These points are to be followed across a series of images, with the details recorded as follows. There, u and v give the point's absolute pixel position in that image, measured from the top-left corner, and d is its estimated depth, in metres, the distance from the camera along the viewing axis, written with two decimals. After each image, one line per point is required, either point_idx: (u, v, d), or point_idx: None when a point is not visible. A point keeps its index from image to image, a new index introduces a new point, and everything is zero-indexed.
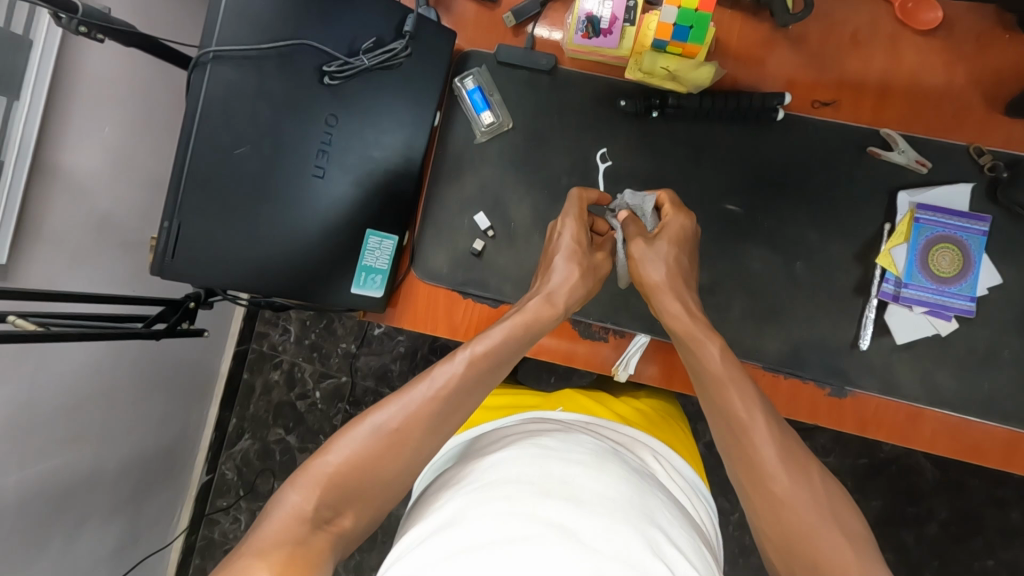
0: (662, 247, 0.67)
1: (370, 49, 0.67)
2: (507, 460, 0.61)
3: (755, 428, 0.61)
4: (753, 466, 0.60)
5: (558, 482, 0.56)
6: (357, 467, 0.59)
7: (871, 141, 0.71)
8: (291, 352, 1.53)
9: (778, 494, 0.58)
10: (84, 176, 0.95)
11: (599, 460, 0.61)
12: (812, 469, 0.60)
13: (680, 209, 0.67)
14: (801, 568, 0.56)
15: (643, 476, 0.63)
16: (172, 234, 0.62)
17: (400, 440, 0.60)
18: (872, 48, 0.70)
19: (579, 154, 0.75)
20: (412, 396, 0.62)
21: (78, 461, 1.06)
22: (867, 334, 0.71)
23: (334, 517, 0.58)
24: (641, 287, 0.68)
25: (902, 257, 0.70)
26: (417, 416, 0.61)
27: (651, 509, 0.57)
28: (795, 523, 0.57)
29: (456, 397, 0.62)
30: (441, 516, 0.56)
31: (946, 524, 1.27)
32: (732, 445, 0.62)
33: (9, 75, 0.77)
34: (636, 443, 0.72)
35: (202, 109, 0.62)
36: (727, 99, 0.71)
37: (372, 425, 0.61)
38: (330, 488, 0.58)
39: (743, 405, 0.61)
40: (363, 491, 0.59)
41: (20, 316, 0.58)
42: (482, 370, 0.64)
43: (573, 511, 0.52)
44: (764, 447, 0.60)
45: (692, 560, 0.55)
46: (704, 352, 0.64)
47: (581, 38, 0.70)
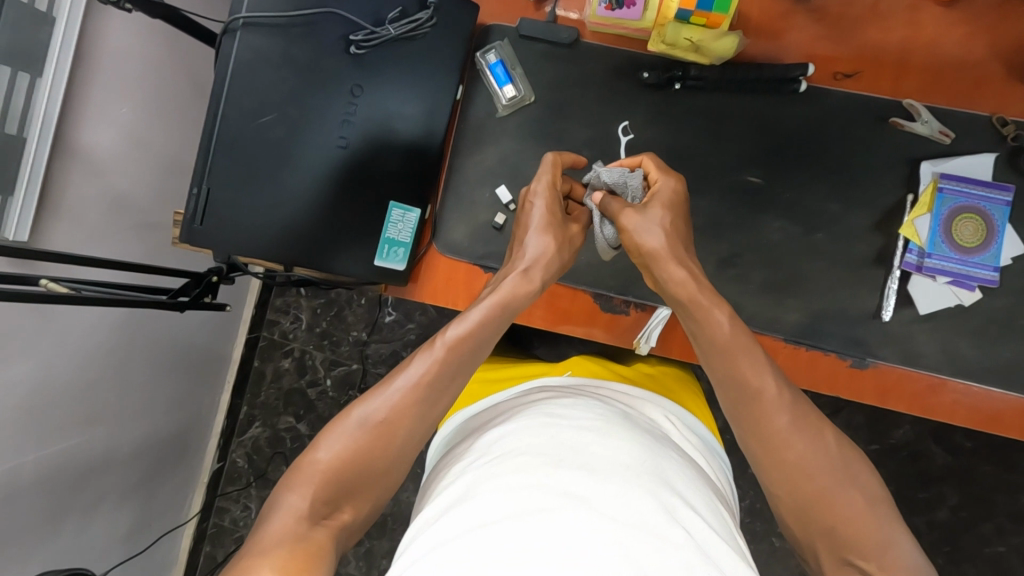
0: (653, 214, 0.64)
1: (396, 18, 0.68)
2: (515, 429, 0.60)
3: (766, 396, 0.62)
4: (767, 438, 0.62)
5: (569, 450, 0.56)
6: (347, 460, 0.61)
7: (894, 112, 0.71)
8: (301, 339, 1.53)
9: (792, 461, 0.61)
10: (102, 156, 0.96)
11: (610, 423, 0.60)
12: (825, 433, 0.62)
13: (669, 173, 0.66)
14: (817, 529, 0.60)
15: (655, 439, 0.62)
16: (201, 200, 0.65)
17: (389, 430, 0.62)
18: (895, 19, 0.70)
19: (600, 126, 0.75)
20: (394, 389, 0.63)
21: (93, 442, 1.06)
22: (889, 304, 0.71)
23: (334, 511, 0.60)
24: (638, 255, 0.65)
25: (925, 227, 0.70)
26: (400, 408, 0.63)
27: (665, 470, 0.57)
28: (809, 489, 0.60)
29: (438, 383, 0.64)
30: (456, 491, 0.56)
31: (957, 509, 1.27)
32: (739, 414, 0.64)
33: (32, 51, 0.78)
34: (649, 408, 0.72)
35: (231, 76, 0.64)
36: (749, 70, 0.71)
37: (358, 419, 0.63)
38: (324, 483, 0.60)
39: (755, 374, 0.62)
40: (358, 483, 0.62)
41: (52, 281, 0.61)
42: (465, 353, 0.65)
43: (588, 479, 0.52)
44: (777, 418, 0.62)
45: (708, 517, 0.55)
46: (714, 320, 0.62)
47: (604, 10, 0.71)
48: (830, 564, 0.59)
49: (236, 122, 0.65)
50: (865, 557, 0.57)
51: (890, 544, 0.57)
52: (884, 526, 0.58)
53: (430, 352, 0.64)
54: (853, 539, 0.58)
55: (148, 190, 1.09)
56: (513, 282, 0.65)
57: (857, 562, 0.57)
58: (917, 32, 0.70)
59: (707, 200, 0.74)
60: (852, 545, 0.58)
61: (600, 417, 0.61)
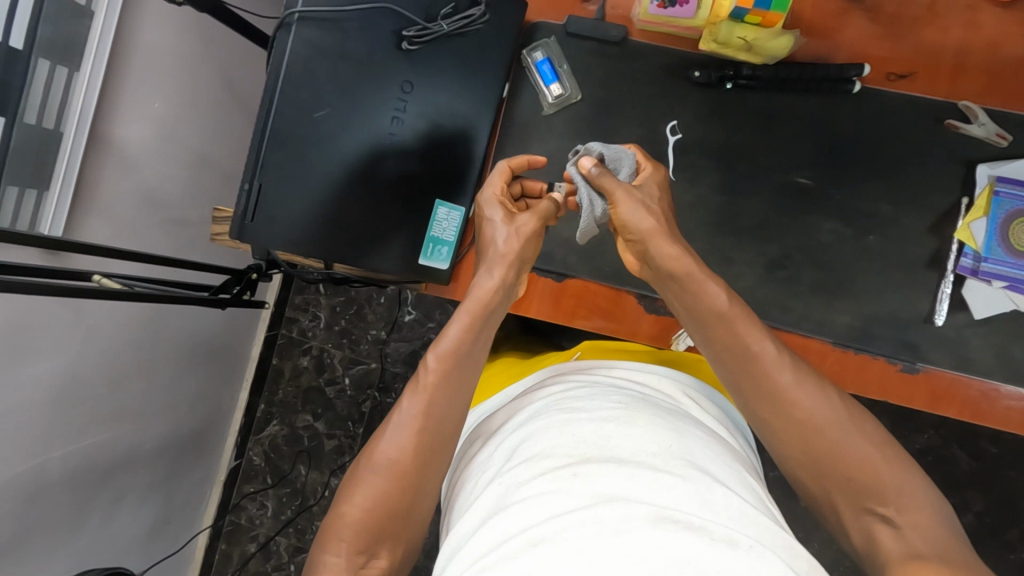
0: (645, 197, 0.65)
1: (449, 14, 0.68)
2: (535, 428, 0.58)
3: (767, 357, 0.60)
4: (773, 397, 0.59)
5: (594, 446, 0.54)
6: (373, 508, 0.59)
7: (949, 114, 0.70)
8: (320, 337, 1.51)
9: (800, 419, 0.58)
10: (135, 149, 0.95)
11: (631, 411, 0.58)
12: (830, 388, 0.60)
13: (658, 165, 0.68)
14: (833, 486, 0.57)
15: (678, 418, 0.60)
16: (253, 196, 0.65)
17: (403, 471, 0.60)
18: (951, 19, 0.69)
19: (648, 125, 0.74)
20: (394, 428, 0.61)
21: (118, 438, 1.05)
22: (942, 309, 0.70)
23: (371, 559, 0.59)
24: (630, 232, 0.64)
25: (980, 231, 0.70)
26: (407, 446, 0.60)
27: (692, 451, 0.55)
28: (820, 445, 0.57)
29: (437, 413, 0.62)
30: (487, 499, 0.54)
31: (982, 515, 1.26)
32: (744, 381, 0.61)
33: (70, 44, 0.77)
34: (666, 383, 0.67)
35: (285, 70, 0.64)
36: (804, 69, 0.70)
37: (371, 466, 0.60)
38: (355, 536, 0.58)
39: (754, 339, 0.60)
40: (392, 527, 0.60)
41: (106, 277, 0.61)
42: (455, 374, 0.62)
43: (616, 474, 0.50)
44: (780, 377, 0.59)
45: (742, 493, 0.53)
46: (709, 293, 0.61)
47: (656, 8, 0.70)
48: (848, 514, 0.56)
49: (289, 117, 0.64)
50: (883, 503, 0.54)
51: (906, 487, 0.54)
52: (898, 470, 0.55)
53: (418, 389, 0.62)
54: (868, 488, 0.55)
55: (178, 186, 1.08)
56: (483, 295, 0.64)
57: (876, 509, 0.55)
58: (972, 32, 0.69)
59: (756, 200, 0.73)
60: (868, 492, 0.55)
61: (619, 404, 0.59)
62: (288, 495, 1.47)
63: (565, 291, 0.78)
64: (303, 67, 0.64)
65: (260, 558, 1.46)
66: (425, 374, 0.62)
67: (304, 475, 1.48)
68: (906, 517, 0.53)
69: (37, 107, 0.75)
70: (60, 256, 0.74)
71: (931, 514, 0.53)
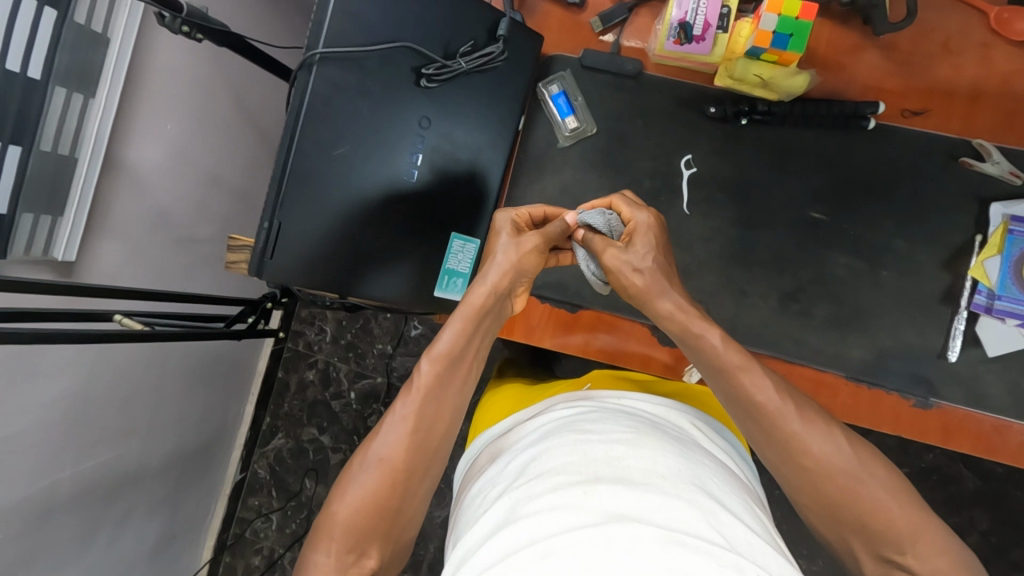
0: (638, 250, 0.64)
1: (467, 52, 0.68)
2: (546, 448, 0.58)
3: (772, 404, 0.59)
4: (781, 446, 0.59)
5: (605, 466, 0.53)
6: (362, 508, 0.59)
7: (962, 151, 0.71)
8: (325, 351, 1.51)
9: (812, 466, 0.58)
10: (148, 171, 0.95)
11: (639, 434, 0.58)
12: (838, 430, 0.59)
13: (643, 206, 0.66)
14: (850, 532, 0.57)
15: (686, 445, 0.60)
16: (273, 235, 0.63)
17: (394, 470, 0.60)
18: (965, 56, 0.70)
19: (663, 158, 0.75)
20: (389, 426, 0.61)
21: (127, 456, 1.05)
22: (955, 345, 0.70)
23: (359, 558, 0.59)
24: (628, 293, 0.66)
25: (994, 269, 0.70)
26: (400, 443, 0.60)
27: (702, 478, 0.54)
28: (830, 489, 0.57)
29: (428, 414, 0.62)
30: (496, 513, 0.54)
31: (987, 534, 1.26)
32: (754, 427, 0.60)
33: (86, 73, 0.77)
34: (672, 414, 0.66)
35: (308, 106, 0.62)
36: (818, 106, 0.71)
37: (363, 464, 0.60)
38: (345, 534, 0.58)
39: (756, 387, 0.60)
40: (379, 530, 0.59)
41: (126, 316, 0.59)
42: (448, 380, 0.63)
43: (626, 493, 0.50)
44: (797, 433, 0.58)
45: (747, 520, 0.52)
46: (706, 343, 0.61)
47: (672, 45, 0.69)
48: (866, 560, 0.57)
49: (311, 155, 0.63)
50: (900, 552, 0.55)
51: (923, 532, 0.55)
52: (915, 513, 0.56)
53: (411, 391, 0.62)
54: (885, 537, 0.55)
55: (190, 205, 1.08)
56: (460, 318, 0.63)
57: (893, 557, 0.55)
58: (987, 71, 0.70)
59: (771, 234, 0.74)
60: (885, 541, 0.55)
61: (629, 429, 0.59)
62: (293, 509, 1.47)
63: (579, 321, 0.78)
64: (326, 106, 0.63)
65: (265, 571, 1.46)
66: (416, 378, 0.62)
67: (310, 489, 1.48)
68: (925, 566, 0.54)
69: (53, 134, 0.75)
70: (80, 300, 0.75)
71: (948, 558, 0.54)
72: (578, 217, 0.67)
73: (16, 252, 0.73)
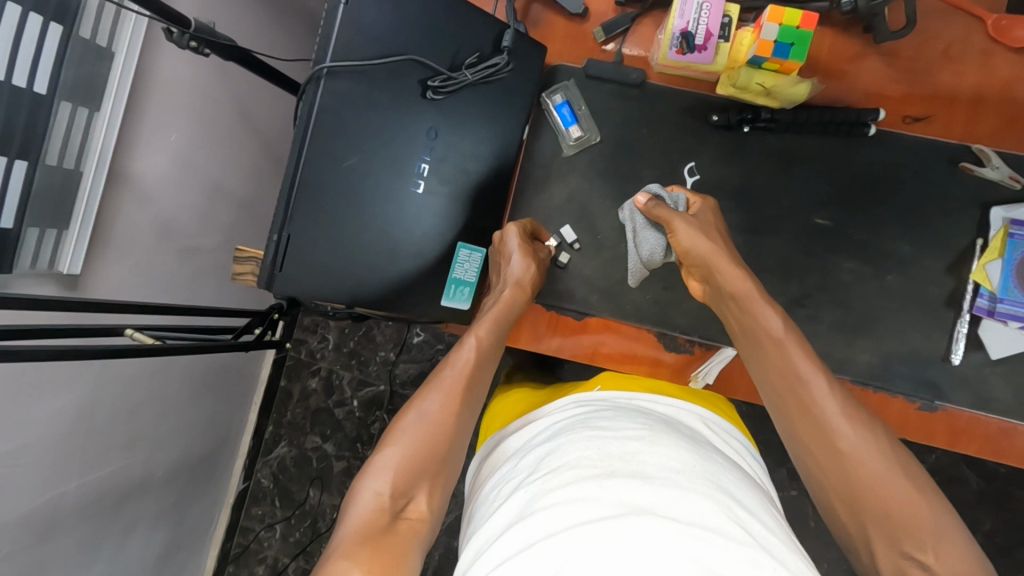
0: (703, 228, 0.67)
1: (473, 64, 0.69)
2: (563, 443, 0.59)
3: (816, 386, 0.60)
4: (817, 426, 0.59)
5: (620, 461, 0.54)
6: (417, 450, 0.60)
7: (963, 157, 0.72)
8: (329, 358, 1.51)
9: (842, 449, 0.57)
10: (152, 182, 0.95)
11: (654, 431, 0.58)
12: (877, 425, 0.59)
13: (706, 196, 0.70)
14: (872, 524, 0.55)
15: (701, 443, 0.59)
16: (282, 247, 0.64)
17: (446, 422, 0.63)
18: (967, 63, 0.71)
19: (668, 167, 0.76)
20: (444, 381, 0.66)
21: (131, 466, 1.05)
22: (959, 349, 0.71)
23: (410, 502, 0.58)
24: (695, 263, 0.67)
25: (996, 272, 0.71)
26: (452, 398, 0.65)
27: (717, 473, 0.54)
28: (862, 475, 0.56)
29: (476, 379, 0.67)
30: (513, 506, 0.54)
31: (991, 534, 1.27)
32: (793, 409, 0.61)
33: (92, 86, 0.78)
34: (687, 414, 0.67)
35: (316, 119, 0.63)
36: (821, 113, 0.71)
37: (418, 413, 0.63)
38: (402, 472, 0.59)
39: (806, 366, 0.61)
40: (431, 474, 0.60)
41: (138, 330, 0.59)
42: (489, 356, 0.69)
43: (641, 487, 0.50)
44: (833, 419, 0.59)
45: (762, 516, 0.52)
46: (765, 319, 0.63)
47: (674, 54, 0.70)
48: (884, 554, 0.54)
49: (320, 167, 0.64)
50: (922, 548, 0.52)
51: (944, 531, 0.53)
52: (936, 514, 0.54)
53: (460, 359, 0.67)
54: (907, 526, 0.53)
55: (193, 215, 1.08)
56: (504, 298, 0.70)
57: (914, 553, 0.53)
58: (988, 77, 0.71)
59: (775, 241, 0.74)
60: (908, 534, 0.53)
61: (643, 426, 0.59)
62: (297, 518, 1.47)
63: (588, 327, 0.78)
64: (333, 117, 0.63)
65: None
66: (463, 348, 0.68)
67: (314, 498, 1.48)
68: (944, 564, 0.51)
69: (59, 148, 0.75)
70: (86, 320, 0.75)
71: (967, 559, 0.52)
72: (647, 185, 0.69)
73: (23, 265, 0.74)
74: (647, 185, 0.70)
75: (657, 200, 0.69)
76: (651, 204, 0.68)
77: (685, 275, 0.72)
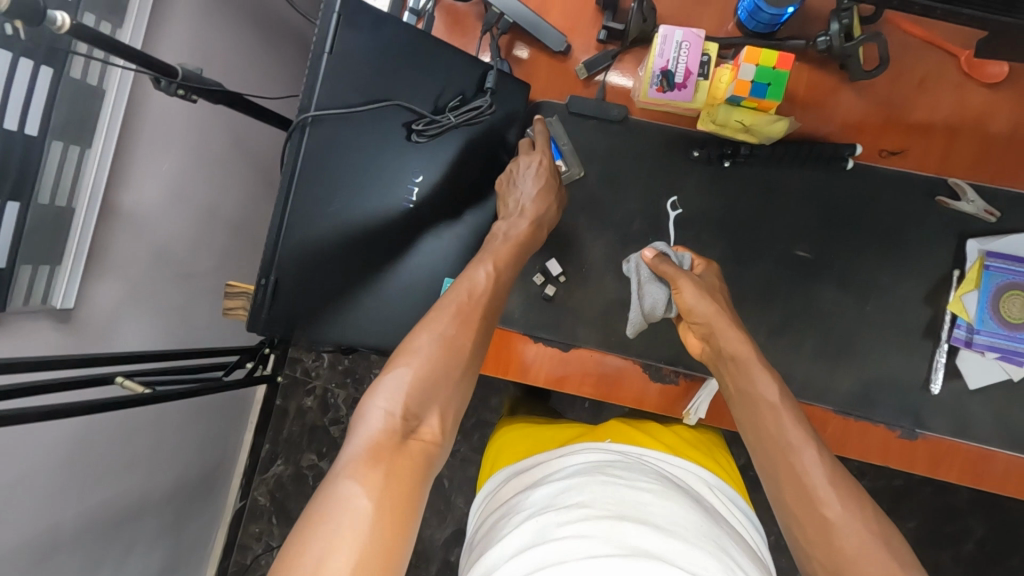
0: (705, 289, 0.67)
1: (456, 106, 0.70)
2: (574, 483, 0.61)
3: (805, 453, 0.59)
4: (803, 492, 0.58)
5: (631, 508, 0.56)
6: (427, 375, 0.59)
7: (939, 189, 0.73)
8: (324, 377, 1.52)
9: (830, 519, 0.56)
10: (145, 213, 0.95)
11: (665, 488, 0.60)
12: (868, 504, 0.57)
13: (711, 262, 0.72)
14: None
15: (706, 508, 0.61)
16: (269, 292, 0.65)
17: (458, 348, 0.61)
18: (942, 97, 0.72)
19: (650, 200, 0.77)
20: (457, 305, 0.63)
21: (128, 491, 1.06)
22: (937, 377, 0.73)
23: (420, 424, 0.57)
24: (698, 325, 0.67)
25: (973, 303, 0.72)
26: (465, 324, 0.63)
27: (721, 537, 0.56)
28: (846, 547, 0.54)
29: (489, 306, 0.65)
30: (523, 534, 0.56)
31: (982, 543, 1.28)
32: (783, 478, 0.60)
33: (83, 125, 0.78)
34: (692, 477, 0.69)
35: (301, 166, 0.63)
36: (799, 147, 0.73)
37: (429, 336, 0.61)
38: (412, 395, 0.58)
39: (794, 432, 0.60)
40: (440, 400, 0.59)
41: (128, 379, 0.59)
42: (502, 284, 0.67)
43: (652, 535, 0.52)
44: (820, 487, 0.57)
45: None
46: (758, 384, 0.62)
47: (654, 92, 0.71)
48: None
49: (306, 212, 0.65)
50: None
51: None
52: None
53: (472, 284, 0.65)
54: None
55: (187, 242, 1.08)
56: (521, 228, 0.70)
57: None
58: (962, 111, 0.72)
59: (757, 272, 0.76)
60: None
61: (655, 481, 0.61)
62: None
63: (573, 359, 0.77)
64: (318, 162, 0.64)
65: None
66: (477, 276, 0.66)
67: None
68: None
69: (50, 187, 0.76)
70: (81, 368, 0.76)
71: None
72: (654, 243, 0.70)
73: (15, 304, 0.74)
74: (654, 244, 0.71)
75: (666, 259, 0.69)
76: (659, 261, 0.69)
77: (685, 331, 0.72)
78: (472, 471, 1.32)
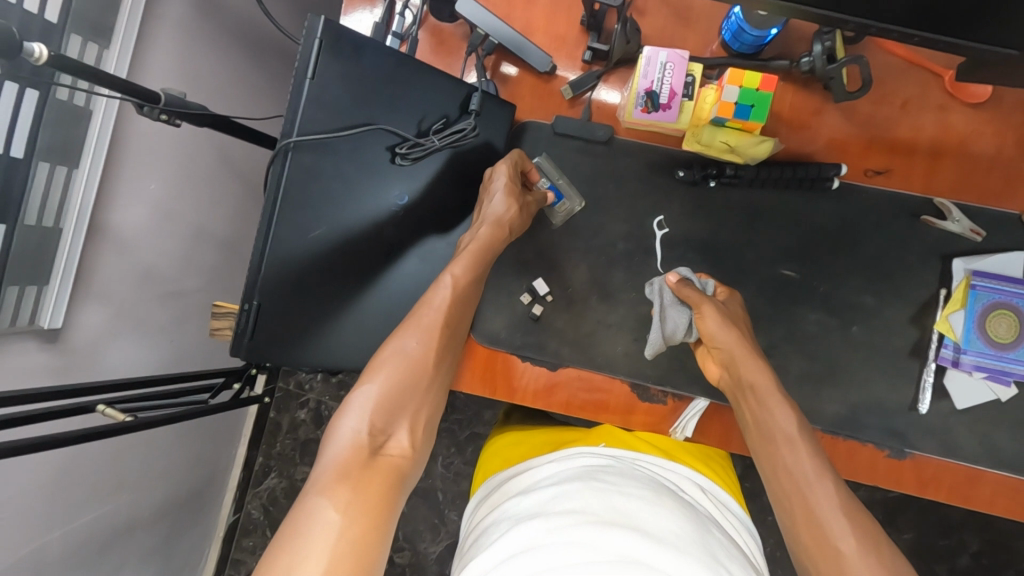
0: (727, 317, 0.68)
1: (439, 129, 0.71)
2: (566, 489, 0.60)
3: (820, 487, 0.60)
4: (816, 526, 0.59)
5: (622, 515, 0.55)
6: (394, 389, 0.62)
7: (924, 210, 0.74)
8: (317, 390, 1.51)
9: (843, 553, 0.56)
10: (135, 230, 0.95)
11: (657, 494, 0.60)
12: (885, 547, 0.57)
13: (733, 291, 0.72)
14: None
15: (698, 512, 0.61)
16: (252, 316, 0.65)
17: (422, 365, 0.64)
18: (926, 117, 0.72)
19: (636, 220, 0.77)
20: (422, 318, 0.66)
21: (118, 510, 1.05)
22: (925, 399, 0.72)
23: (389, 439, 0.60)
24: (721, 352, 0.67)
25: (959, 323, 0.72)
26: (428, 338, 0.65)
27: (712, 544, 0.56)
28: None
29: (452, 316, 0.67)
30: (512, 541, 0.55)
31: (977, 555, 1.27)
32: (798, 513, 0.60)
33: (68, 146, 0.78)
34: (684, 482, 0.69)
35: (283, 191, 0.64)
36: (784, 168, 0.73)
37: (395, 351, 0.64)
38: (378, 411, 0.61)
39: (812, 467, 0.62)
40: (407, 414, 0.62)
41: (109, 407, 0.59)
42: (468, 293, 0.68)
43: (642, 541, 0.52)
44: (834, 523, 0.58)
45: None
46: (779, 415, 0.64)
47: (640, 112, 0.71)
48: None
49: (289, 236, 0.65)
50: None
51: None
52: None
53: (436, 297, 0.67)
54: None
55: (178, 258, 1.08)
56: (484, 237, 0.69)
57: None
58: (946, 132, 0.72)
59: (743, 292, 0.76)
60: None
61: (646, 487, 0.61)
62: None
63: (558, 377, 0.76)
64: (300, 187, 0.64)
65: None
66: (439, 290, 0.67)
67: None
68: None
69: (37, 208, 0.75)
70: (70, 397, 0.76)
71: None
72: (681, 268, 0.71)
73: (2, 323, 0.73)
74: (678, 269, 0.72)
75: (691, 286, 0.70)
76: (684, 286, 0.70)
77: (704, 359, 0.72)
78: (465, 485, 1.31)
